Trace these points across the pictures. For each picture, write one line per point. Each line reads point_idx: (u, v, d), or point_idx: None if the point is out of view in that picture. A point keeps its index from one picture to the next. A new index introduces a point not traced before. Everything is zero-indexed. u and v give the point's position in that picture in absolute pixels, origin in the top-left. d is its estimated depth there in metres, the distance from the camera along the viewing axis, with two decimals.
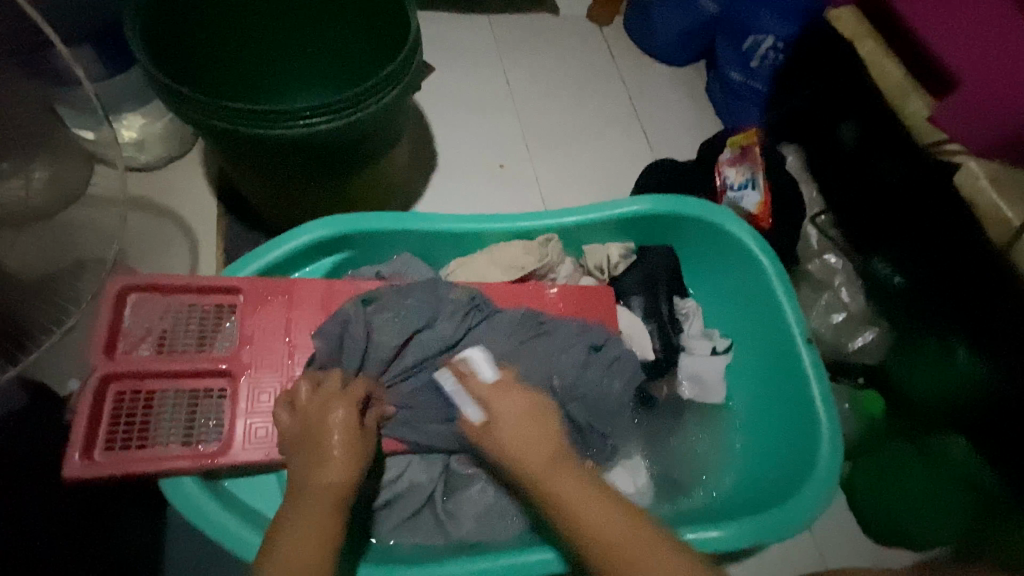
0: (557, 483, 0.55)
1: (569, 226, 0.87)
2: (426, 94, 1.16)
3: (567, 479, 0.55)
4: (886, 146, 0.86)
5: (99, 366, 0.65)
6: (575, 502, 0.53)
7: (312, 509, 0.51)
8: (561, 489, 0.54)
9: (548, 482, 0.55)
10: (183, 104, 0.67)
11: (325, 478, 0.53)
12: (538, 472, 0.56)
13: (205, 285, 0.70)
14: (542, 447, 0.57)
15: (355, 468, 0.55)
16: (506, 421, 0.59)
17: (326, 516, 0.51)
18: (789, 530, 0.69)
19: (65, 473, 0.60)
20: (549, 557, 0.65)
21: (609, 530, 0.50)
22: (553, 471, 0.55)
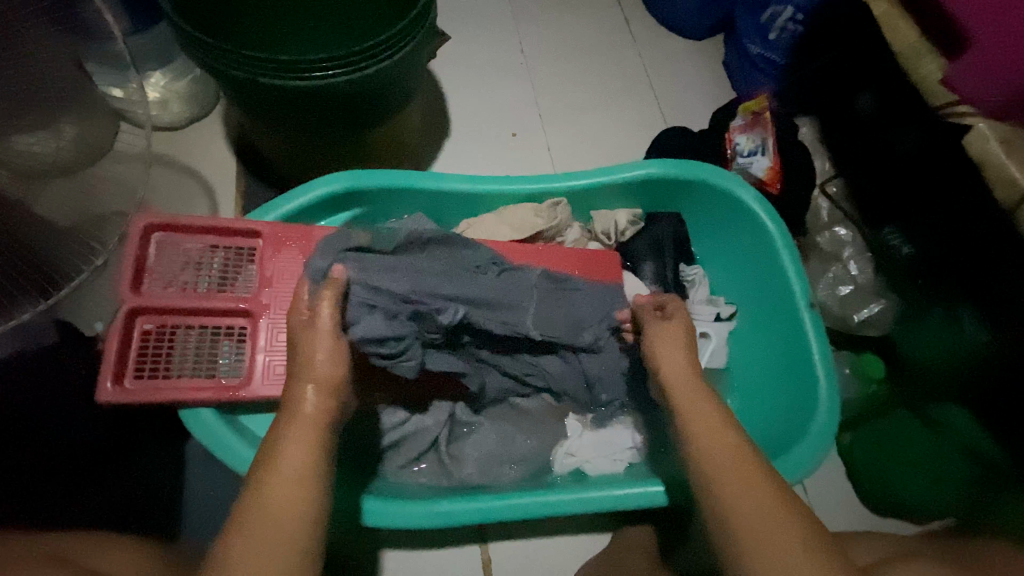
0: (694, 406, 0.60)
1: (579, 189, 0.88)
2: (441, 61, 1.17)
3: (700, 405, 0.60)
4: (902, 116, 0.83)
5: (128, 300, 0.68)
6: (696, 409, 0.59)
7: (291, 431, 0.51)
8: (685, 399, 0.61)
9: (678, 395, 0.62)
10: (204, 53, 0.70)
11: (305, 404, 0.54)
12: (671, 377, 0.64)
13: (228, 228, 0.73)
14: (676, 356, 0.66)
15: (337, 390, 0.57)
16: (675, 341, 0.68)
17: (309, 435, 0.51)
18: (787, 482, 0.71)
19: (98, 397, 0.64)
20: (550, 498, 0.68)
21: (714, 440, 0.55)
22: (686, 378, 0.64)
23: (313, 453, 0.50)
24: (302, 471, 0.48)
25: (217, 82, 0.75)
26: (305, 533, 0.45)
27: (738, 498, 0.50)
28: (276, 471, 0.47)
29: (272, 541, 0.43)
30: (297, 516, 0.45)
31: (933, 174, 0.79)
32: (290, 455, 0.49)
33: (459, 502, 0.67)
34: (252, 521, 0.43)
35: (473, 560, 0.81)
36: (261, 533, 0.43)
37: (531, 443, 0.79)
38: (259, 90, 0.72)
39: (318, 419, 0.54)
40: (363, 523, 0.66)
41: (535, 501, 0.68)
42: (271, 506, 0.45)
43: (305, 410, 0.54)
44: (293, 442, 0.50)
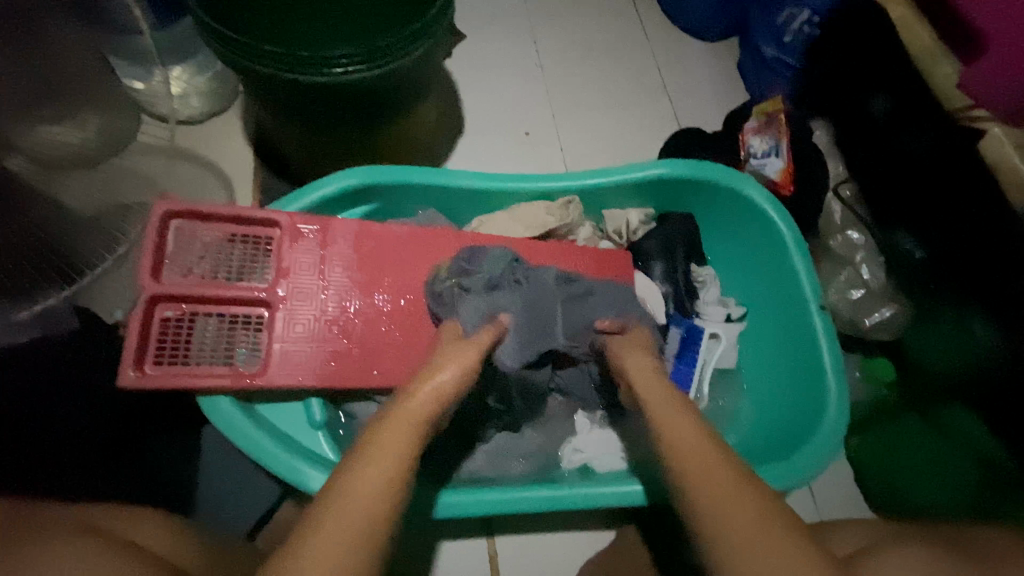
0: (675, 422, 0.54)
1: (592, 188, 0.89)
2: (456, 61, 1.18)
3: (685, 422, 0.54)
4: (916, 118, 0.83)
5: (148, 288, 0.70)
6: (680, 422, 0.54)
7: (390, 424, 0.50)
8: (666, 414, 0.55)
9: (654, 410, 0.57)
10: (226, 47, 0.71)
11: (418, 403, 0.53)
12: (644, 392, 0.60)
13: (246, 218, 0.75)
14: (645, 369, 0.63)
15: (450, 393, 0.55)
16: (635, 351, 0.66)
17: (409, 429, 0.49)
18: (788, 483, 0.71)
19: (120, 384, 0.66)
20: (564, 492, 0.69)
21: (694, 453, 0.49)
22: (662, 393, 0.59)
23: (407, 450, 0.47)
24: (394, 469, 0.45)
25: (238, 76, 0.76)
26: (379, 536, 0.40)
27: (726, 516, 0.43)
28: (366, 461, 0.45)
29: (343, 528, 0.39)
30: (379, 512, 0.41)
31: (947, 175, 0.79)
32: (385, 449, 0.46)
33: (487, 493, 0.68)
34: (330, 510, 0.41)
35: (481, 554, 0.82)
36: (334, 522, 0.40)
37: (539, 439, 0.80)
38: (279, 84, 0.73)
39: (415, 415, 0.51)
40: (436, 515, 0.67)
41: (545, 494, 0.69)
42: (352, 497, 0.42)
43: (411, 400, 0.53)
44: (392, 435, 0.48)
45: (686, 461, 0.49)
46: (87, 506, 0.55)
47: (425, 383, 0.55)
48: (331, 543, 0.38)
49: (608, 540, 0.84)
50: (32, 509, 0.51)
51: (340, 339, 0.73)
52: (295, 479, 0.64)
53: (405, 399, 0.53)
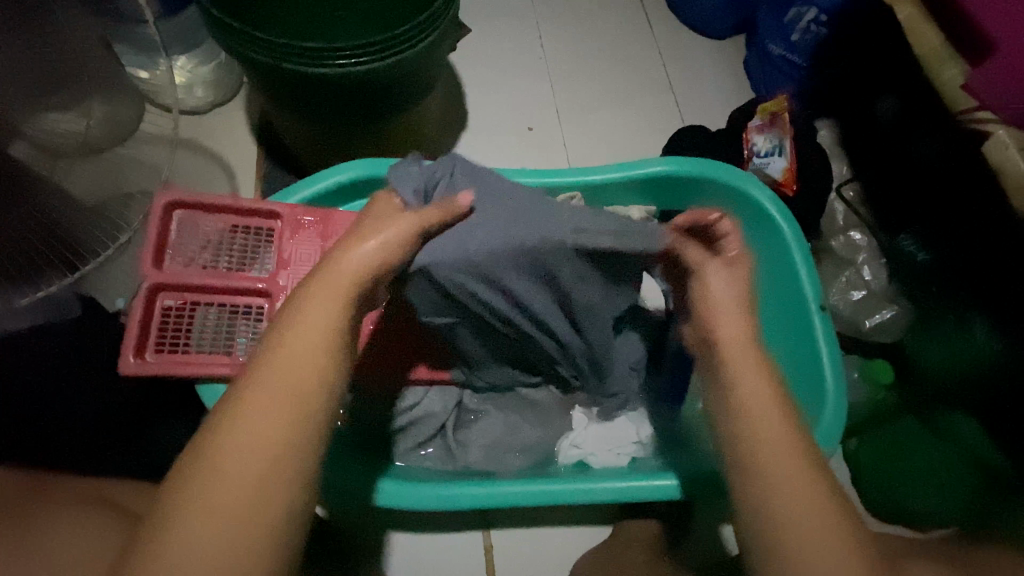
0: (741, 361, 0.57)
1: (594, 184, 0.89)
2: (461, 54, 1.17)
3: (752, 361, 0.56)
4: (922, 121, 0.83)
5: (151, 277, 0.70)
6: (751, 385, 0.55)
7: (319, 290, 0.50)
8: (740, 372, 0.56)
9: (729, 364, 0.57)
10: (232, 39, 0.71)
11: (346, 266, 0.52)
12: (726, 335, 0.59)
13: (248, 209, 0.75)
14: (732, 312, 0.60)
15: (378, 265, 0.54)
16: (722, 295, 0.62)
17: (337, 295, 0.50)
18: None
19: (121, 369, 0.67)
20: (549, 488, 0.69)
21: (766, 419, 0.52)
22: (738, 340, 0.58)
23: (335, 320, 0.48)
24: (321, 334, 0.47)
25: (243, 67, 0.76)
26: (315, 393, 0.45)
27: (784, 486, 0.48)
28: (298, 330, 0.47)
29: (277, 393, 0.44)
30: (314, 376, 0.46)
31: (952, 179, 0.79)
32: (312, 319, 0.48)
33: (464, 488, 0.69)
34: (266, 375, 0.45)
35: (475, 545, 0.82)
36: (270, 385, 0.44)
37: (535, 433, 0.81)
38: (284, 76, 0.74)
39: (346, 284, 0.51)
40: (371, 501, 0.68)
41: (531, 490, 0.69)
42: (283, 360, 0.45)
43: (339, 269, 0.51)
44: (319, 301, 0.49)
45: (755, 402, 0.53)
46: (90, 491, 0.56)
47: (352, 248, 0.54)
48: (271, 409, 0.43)
49: (602, 535, 0.84)
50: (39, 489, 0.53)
51: None
52: None
53: (332, 261, 0.53)
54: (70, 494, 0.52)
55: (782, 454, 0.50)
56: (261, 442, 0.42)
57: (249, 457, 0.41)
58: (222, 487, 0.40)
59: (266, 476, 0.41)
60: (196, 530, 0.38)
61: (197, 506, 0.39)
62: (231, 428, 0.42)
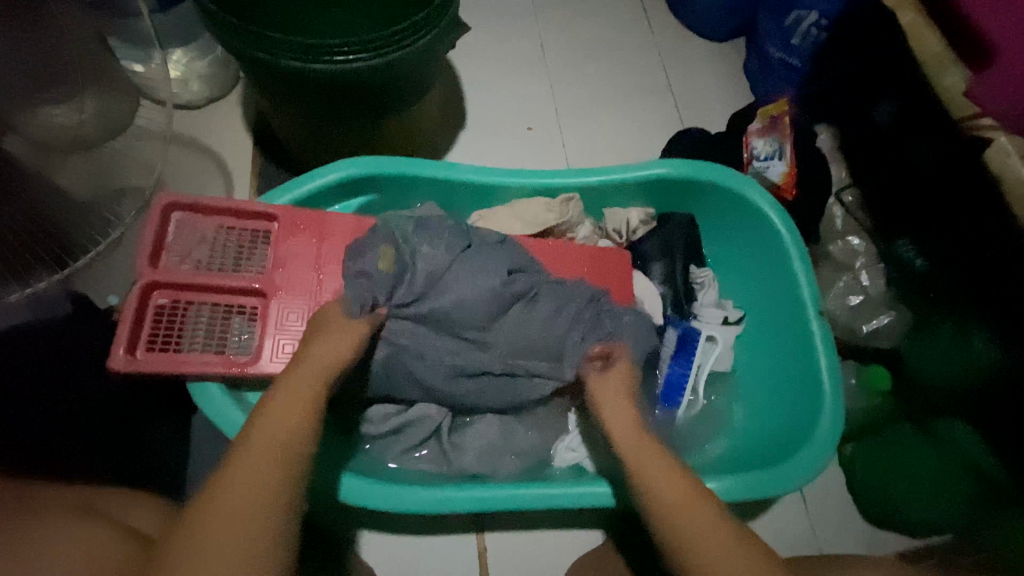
0: (647, 457, 0.60)
1: (592, 186, 0.88)
2: (460, 54, 1.17)
3: (653, 460, 0.59)
4: (923, 127, 0.82)
5: (145, 274, 0.69)
6: (653, 466, 0.58)
7: (290, 382, 0.57)
8: (641, 459, 0.59)
9: (627, 452, 0.61)
10: (229, 34, 0.71)
11: (314, 362, 0.60)
12: (618, 433, 0.64)
13: (243, 207, 0.74)
14: (622, 407, 0.67)
15: (337, 359, 0.62)
16: (615, 389, 0.70)
17: (309, 385, 0.57)
18: (770, 491, 0.70)
19: (110, 365, 0.65)
20: (548, 492, 0.69)
21: (673, 491, 0.55)
22: (630, 434, 0.63)
23: (310, 400, 0.55)
24: (299, 410, 0.53)
25: (240, 63, 0.75)
26: (298, 449, 0.49)
27: (703, 543, 0.50)
28: (277, 410, 0.52)
29: (265, 449, 0.48)
30: (297, 439, 0.50)
31: (952, 186, 0.79)
32: (288, 402, 0.54)
33: (458, 492, 0.68)
34: (252, 441, 0.49)
35: (468, 549, 0.82)
36: (258, 445, 0.48)
37: (530, 437, 0.80)
38: (281, 72, 0.73)
39: (313, 384, 0.57)
40: (339, 497, 0.67)
41: (529, 493, 0.68)
42: (269, 430, 0.50)
43: (303, 372, 0.59)
44: (294, 390, 0.56)
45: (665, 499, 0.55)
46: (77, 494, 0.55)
47: (319, 347, 0.62)
48: (258, 460, 0.46)
49: (596, 540, 0.84)
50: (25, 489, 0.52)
51: None
52: None
53: (302, 358, 0.61)
54: (56, 496, 0.51)
55: (695, 514, 0.53)
56: (254, 485, 0.44)
57: (242, 499, 0.43)
58: (203, 539, 0.40)
59: (263, 511, 0.43)
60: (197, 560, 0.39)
61: (197, 545, 0.39)
62: (221, 481, 0.44)
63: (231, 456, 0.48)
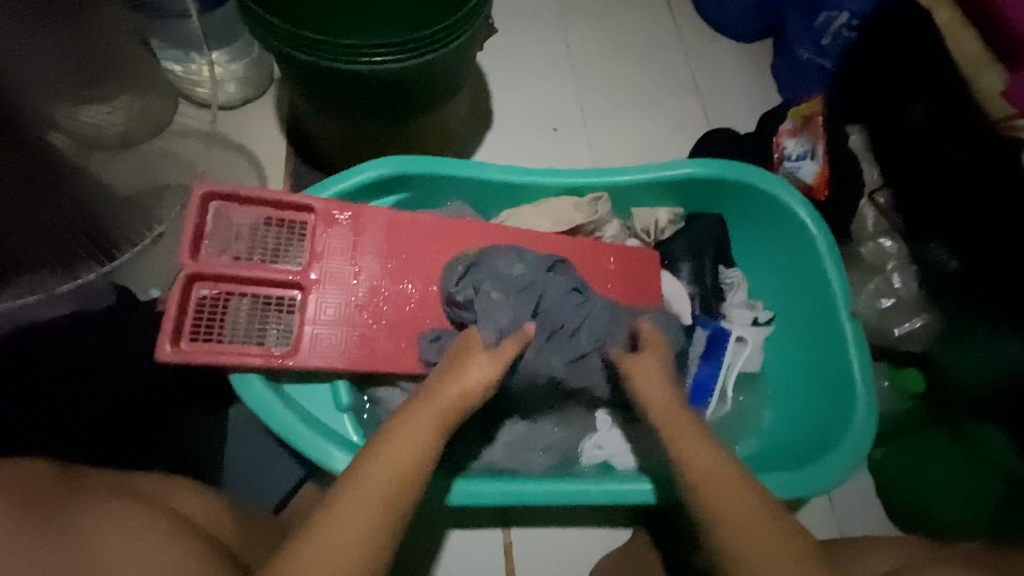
0: (683, 433, 0.57)
1: (622, 185, 0.88)
2: (488, 55, 1.18)
3: (694, 436, 0.56)
4: (956, 129, 0.81)
5: (187, 265, 0.71)
6: (696, 444, 0.55)
7: (424, 412, 0.54)
8: (682, 435, 0.56)
9: (667, 426, 0.58)
10: (268, 33, 0.72)
11: (454, 395, 0.57)
12: (655, 410, 0.61)
13: (281, 203, 0.76)
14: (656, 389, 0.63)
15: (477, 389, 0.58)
16: (649, 375, 0.65)
17: (437, 420, 0.54)
18: (807, 492, 0.70)
19: (159, 356, 0.67)
20: (594, 490, 0.69)
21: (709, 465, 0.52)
22: (666, 407, 0.61)
23: (430, 440, 0.52)
24: (417, 453, 0.50)
25: (278, 63, 0.77)
26: (404, 499, 0.47)
27: (744, 522, 0.47)
28: (394, 445, 0.51)
29: (373, 493, 0.46)
30: (409, 485, 0.48)
31: (983, 187, 0.77)
32: (409, 440, 0.51)
33: (496, 484, 0.69)
34: (370, 473, 0.48)
35: (496, 544, 0.82)
36: (370, 486, 0.47)
37: (559, 432, 0.80)
38: (317, 72, 0.74)
39: (444, 412, 0.55)
40: (449, 501, 0.68)
41: (566, 488, 0.69)
42: (385, 469, 0.48)
43: (438, 397, 0.56)
44: (421, 423, 0.53)
45: (701, 471, 0.52)
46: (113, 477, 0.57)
47: (462, 376, 0.59)
48: (365, 505, 0.45)
49: (623, 538, 0.84)
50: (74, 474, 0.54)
51: (369, 325, 0.74)
52: (316, 456, 0.66)
53: (439, 389, 0.58)
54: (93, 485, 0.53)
55: (733, 490, 0.50)
56: (353, 531, 0.44)
57: (336, 547, 0.42)
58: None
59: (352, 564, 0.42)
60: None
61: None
62: (328, 513, 0.45)
63: (346, 485, 0.47)
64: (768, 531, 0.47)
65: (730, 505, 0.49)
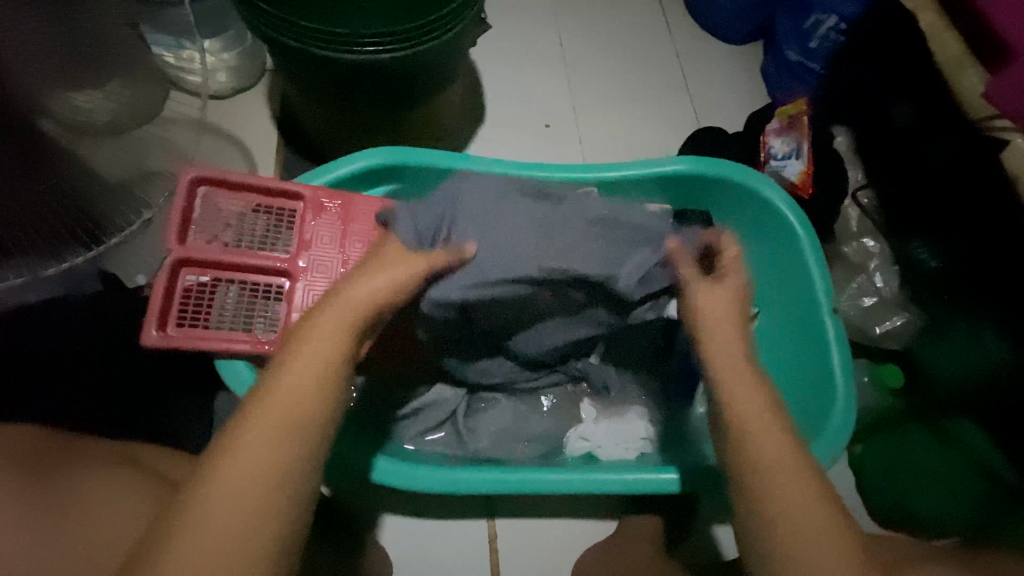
0: (752, 410, 0.53)
1: (612, 181, 0.89)
2: (481, 50, 1.19)
3: (759, 406, 0.53)
4: (939, 129, 0.82)
5: (174, 251, 0.71)
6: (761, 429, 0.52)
7: (329, 319, 0.52)
8: (751, 416, 0.53)
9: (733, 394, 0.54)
10: (259, 19, 0.73)
11: (357, 300, 0.54)
12: (723, 372, 0.56)
13: (272, 192, 0.76)
14: (731, 348, 0.58)
15: (386, 295, 0.56)
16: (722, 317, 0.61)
17: (344, 323, 0.52)
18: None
19: (144, 341, 0.68)
20: (580, 479, 0.70)
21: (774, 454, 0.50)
22: (742, 372, 0.56)
23: (338, 347, 0.50)
24: (326, 359, 0.49)
25: (270, 49, 0.77)
26: (314, 403, 0.47)
27: (798, 521, 0.46)
28: (297, 359, 0.48)
29: (283, 403, 0.45)
30: (317, 390, 0.47)
31: None
32: (316, 346, 0.49)
33: (479, 472, 0.69)
34: (266, 402, 0.45)
35: (481, 535, 0.83)
36: (277, 401, 0.45)
37: (544, 424, 0.82)
38: (309, 60, 0.75)
39: (351, 324, 0.52)
40: (370, 479, 0.68)
41: (547, 477, 0.69)
42: (287, 382, 0.47)
43: (344, 305, 0.53)
44: (325, 330, 0.51)
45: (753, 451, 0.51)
46: (94, 454, 0.55)
47: (359, 283, 0.56)
48: (273, 416, 0.44)
49: (608, 530, 0.85)
50: (70, 441, 0.56)
51: None
52: None
53: (343, 293, 0.55)
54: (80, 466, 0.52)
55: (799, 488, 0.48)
56: (263, 447, 0.43)
57: (252, 461, 0.42)
58: (200, 534, 0.39)
59: (270, 476, 0.42)
60: (214, 515, 0.40)
61: (207, 503, 0.40)
62: (235, 436, 0.43)
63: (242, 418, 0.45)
64: (812, 507, 0.47)
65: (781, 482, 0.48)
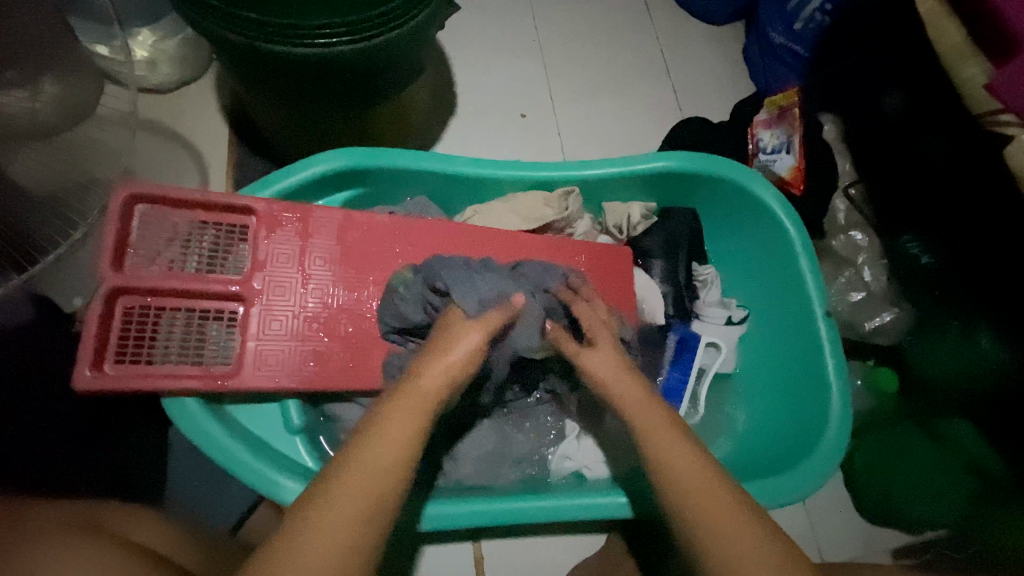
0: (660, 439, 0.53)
1: (593, 180, 0.83)
2: (450, 34, 1.10)
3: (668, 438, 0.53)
4: (930, 121, 0.79)
5: (108, 279, 0.64)
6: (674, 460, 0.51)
7: (398, 411, 0.49)
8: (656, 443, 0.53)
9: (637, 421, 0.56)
10: (195, 12, 0.64)
11: (427, 379, 0.52)
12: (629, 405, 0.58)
13: (217, 204, 0.68)
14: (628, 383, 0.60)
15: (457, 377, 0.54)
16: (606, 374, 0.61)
17: (417, 416, 0.48)
18: (775, 503, 0.68)
19: (76, 384, 0.61)
20: (573, 505, 0.66)
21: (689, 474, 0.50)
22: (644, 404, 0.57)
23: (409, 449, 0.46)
24: (406, 436, 0.46)
25: (213, 46, 0.69)
26: (391, 496, 0.43)
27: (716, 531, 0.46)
28: (371, 445, 0.45)
29: (352, 506, 0.41)
30: (392, 486, 0.43)
31: (966, 176, 0.74)
32: (386, 447, 0.45)
33: (469, 504, 0.65)
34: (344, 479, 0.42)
35: (466, 557, 0.79)
36: (347, 494, 0.41)
37: (531, 443, 0.77)
38: (256, 57, 0.67)
39: (427, 402, 0.50)
40: (421, 527, 0.64)
41: (538, 506, 0.65)
42: (354, 483, 0.42)
43: (427, 381, 0.52)
44: (394, 425, 0.47)
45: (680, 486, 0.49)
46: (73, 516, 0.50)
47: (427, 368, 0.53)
48: (339, 519, 0.40)
49: (592, 548, 0.82)
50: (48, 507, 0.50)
51: (321, 338, 0.68)
52: (263, 486, 0.60)
53: (415, 383, 0.52)
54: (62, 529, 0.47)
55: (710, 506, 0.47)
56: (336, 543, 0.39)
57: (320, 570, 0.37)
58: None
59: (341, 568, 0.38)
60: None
61: None
62: (290, 539, 0.38)
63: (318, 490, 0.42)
64: (731, 516, 0.46)
65: (705, 501, 0.48)
